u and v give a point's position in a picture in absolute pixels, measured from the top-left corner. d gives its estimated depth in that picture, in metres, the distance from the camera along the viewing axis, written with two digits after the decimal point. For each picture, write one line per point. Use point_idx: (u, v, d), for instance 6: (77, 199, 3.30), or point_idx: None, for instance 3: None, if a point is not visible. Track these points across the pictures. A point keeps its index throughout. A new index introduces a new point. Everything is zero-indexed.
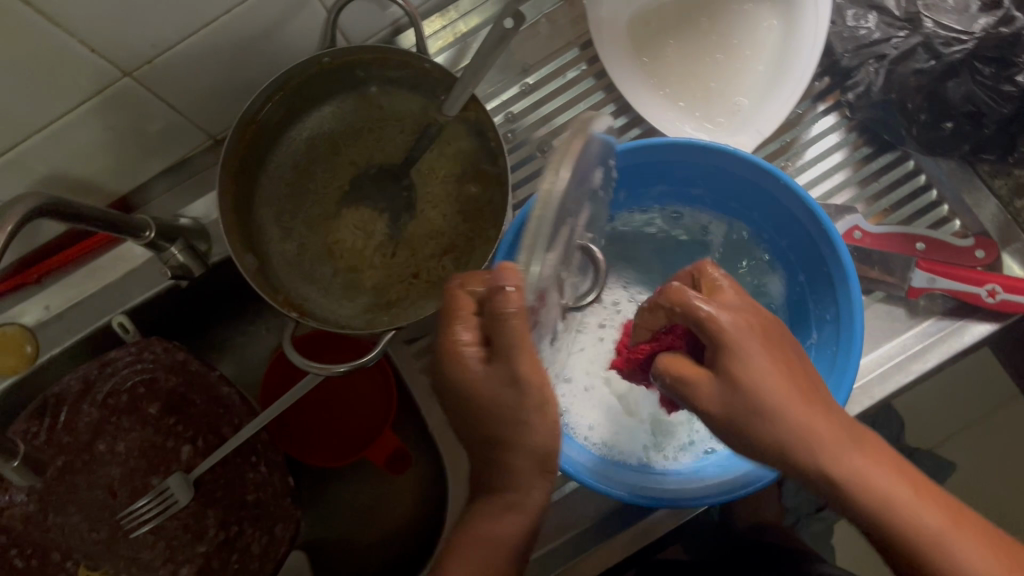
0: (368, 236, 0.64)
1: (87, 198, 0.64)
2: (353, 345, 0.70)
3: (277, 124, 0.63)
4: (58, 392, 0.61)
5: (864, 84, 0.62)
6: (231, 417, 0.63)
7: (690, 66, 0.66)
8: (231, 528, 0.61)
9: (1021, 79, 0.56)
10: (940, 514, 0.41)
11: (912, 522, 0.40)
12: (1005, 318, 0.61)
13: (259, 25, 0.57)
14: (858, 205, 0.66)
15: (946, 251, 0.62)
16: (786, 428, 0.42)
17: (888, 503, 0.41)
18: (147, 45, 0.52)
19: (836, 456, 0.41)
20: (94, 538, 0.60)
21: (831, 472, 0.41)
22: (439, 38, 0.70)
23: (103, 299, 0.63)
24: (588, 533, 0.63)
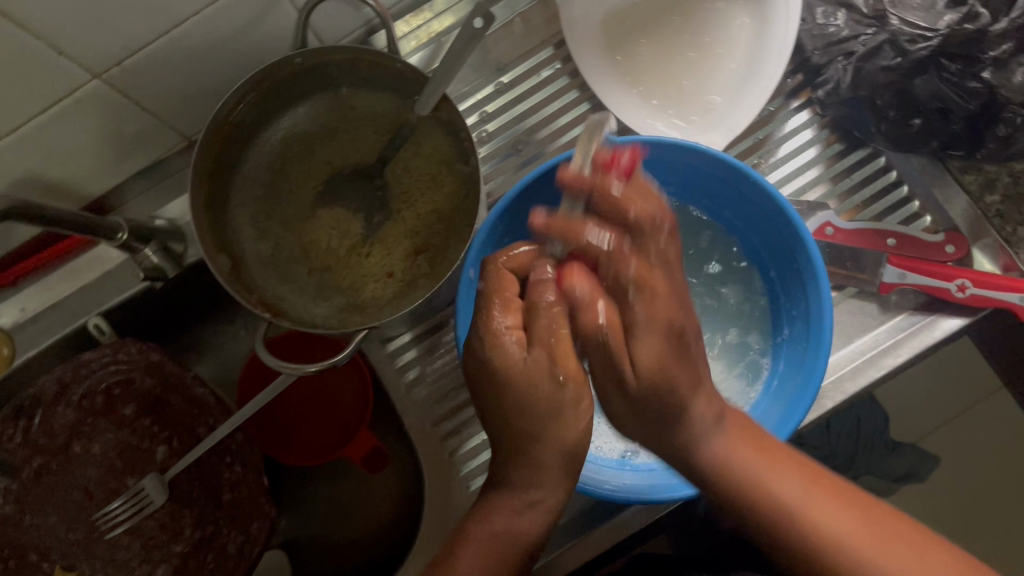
0: (343, 235, 0.64)
1: (62, 200, 0.64)
2: (329, 344, 0.70)
3: (251, 125, 0.63)
4: (35, 393, 0.61)
5: (834, 81, 0.63)
6: (207, 418, 0.63)
7: (663, 64, 0.66)
8: (207, 528, 0.62)
9: (986, 75, 0.56)
10: (827, 505, 0.46)
11: (800, 515, 0.45)
12: (975, 313, 0.61)
13: (230, 27, 0.57)
14: (831, 201, 0.67)
15: (917, 247, 0.63)
16: (707, 462, 0.48)
17: (785, 504, 0.46)
18: (117, 48, 0.52)
19: (735, 468, 0.47)
20: (70, 538, 0.60)
21: (740, 487, 0.47)
22: (414, 37, 0.71)
23: (77, 300, 0.63)
24: (564, 529, 0.63)
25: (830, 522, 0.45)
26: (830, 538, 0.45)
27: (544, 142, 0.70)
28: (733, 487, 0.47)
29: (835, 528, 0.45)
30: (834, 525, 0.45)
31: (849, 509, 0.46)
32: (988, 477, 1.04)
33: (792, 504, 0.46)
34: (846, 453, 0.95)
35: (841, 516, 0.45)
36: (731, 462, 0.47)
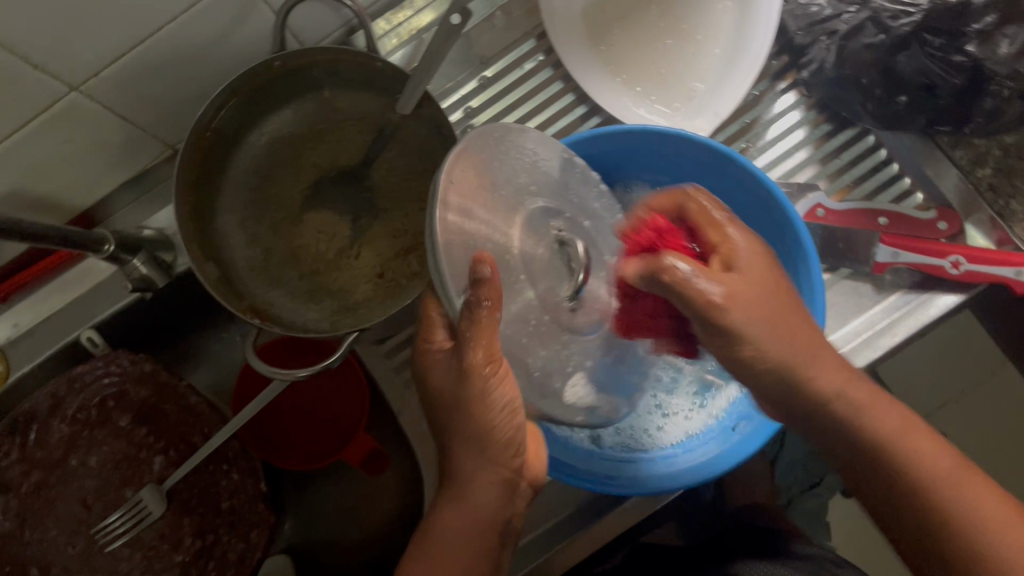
0: (331, 239, 0.64)
1: (48, 215, 0.63)
2: (318, 350, 0.70)
3: (235, 131, 0.62)
4: (29, 408, 0.61)
5: (818, 61, 0.62)
6: (202, 426, 0.64)
7: (646, 52, 0.66)
8: (208, 536, 0.62)
9: (971, 49, 0.55)
10: (978, 486, 0.43)
11: (934, 490, 0.43)
12: (970, 289, 0.60)
13: (206, 33, 0.56)
14: (821, 182, 0.66)
15: (909, 224, 0.62)
16: (826, 404, 0.46)
17: (917, 469, 0.44)
18: (93, 58, 0.52)
19: (871, 440, 0.45)
20: (71, 552, 0.60)
21: (869, 448, 0.45)
22: (395, 35, 0.70)
23: (70, 313, 0.63)
24: (566, 523, 0.63)
25: (961, 499, 0.42)
26: (948, 511, 0.42)
27: None
28: (852, 434, 0.46)
29: (963, 509, 0.42)
30: (975, 505, 0.42)
31: (976, 486, 0.43)
32: (998, 453, 1.03)
33: (909, 451, 0.44)
34: None
35: (980, 497, 0.42)
36: (872, 426, 0.45)
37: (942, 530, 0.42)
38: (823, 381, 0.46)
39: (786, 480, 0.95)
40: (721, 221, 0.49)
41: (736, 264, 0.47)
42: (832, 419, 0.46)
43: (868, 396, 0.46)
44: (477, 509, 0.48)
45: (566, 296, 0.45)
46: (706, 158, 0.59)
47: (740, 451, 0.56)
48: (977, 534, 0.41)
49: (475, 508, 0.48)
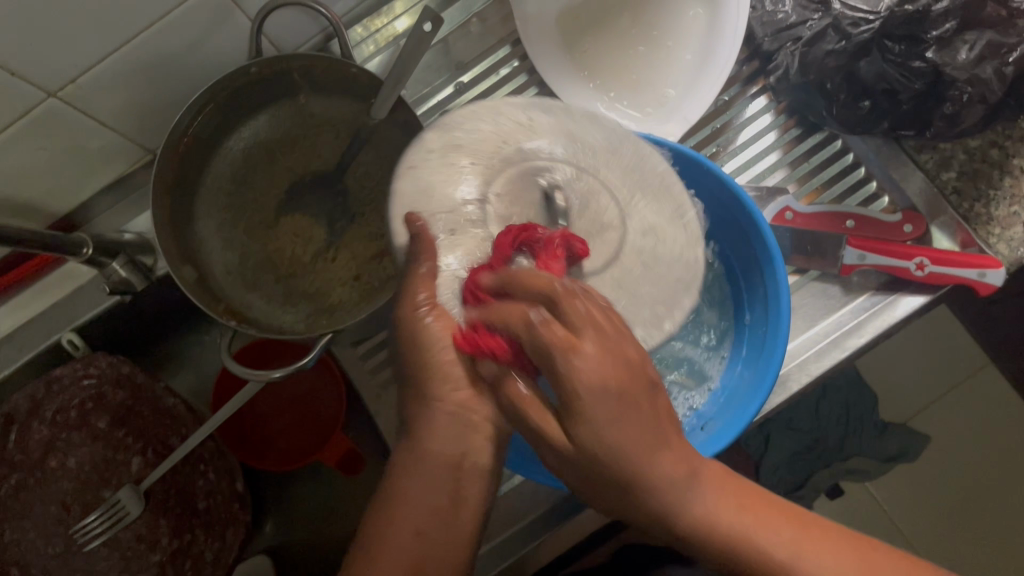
0: (307, 242, 0.66)
1: (30, 220, 0.64)
2: (298, 351, 0.72)
3: (211, 136, 0.63)
4: (8, 410, 0.61)
5: (784, 67, 0.63)
6: (179, 426, 0.66)
7: (617, 58, 0.67)
8: (184, 536, 0.63)
9: (930, 55, 0.56)
10: (822, 556, 0.41)
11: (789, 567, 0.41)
12: (935, 290, 0.61)
13: (182, 40, 0.57)
14: (790, 185, 0.67)
15: (875, 227, 0.64)
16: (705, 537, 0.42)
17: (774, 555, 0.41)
18: (70, 66, 0.53)
19: (728, 528, 0.42)
20: (50, 552, 0.60)
21: (725, 541, 0.42)
22: (372, 42, 0.71)
23: (50, 316, 0.64)
24: (539, 521, 0.64)
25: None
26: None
27: None
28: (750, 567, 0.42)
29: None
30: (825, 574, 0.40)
31: (830, 546, 0.41)
32: (980, 454, 1.04)
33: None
34: (835, 435, 0.96)
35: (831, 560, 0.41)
36: (699, 514, 0.42)
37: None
38: (661, 466, 0.41)
39: None
40: (556, 312, 0.39)
41: (569, 322, 0.39)
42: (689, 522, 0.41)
43: (702, 487, 0.43)
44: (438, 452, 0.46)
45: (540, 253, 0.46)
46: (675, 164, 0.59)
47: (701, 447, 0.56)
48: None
49: (427, 454, 0.46)
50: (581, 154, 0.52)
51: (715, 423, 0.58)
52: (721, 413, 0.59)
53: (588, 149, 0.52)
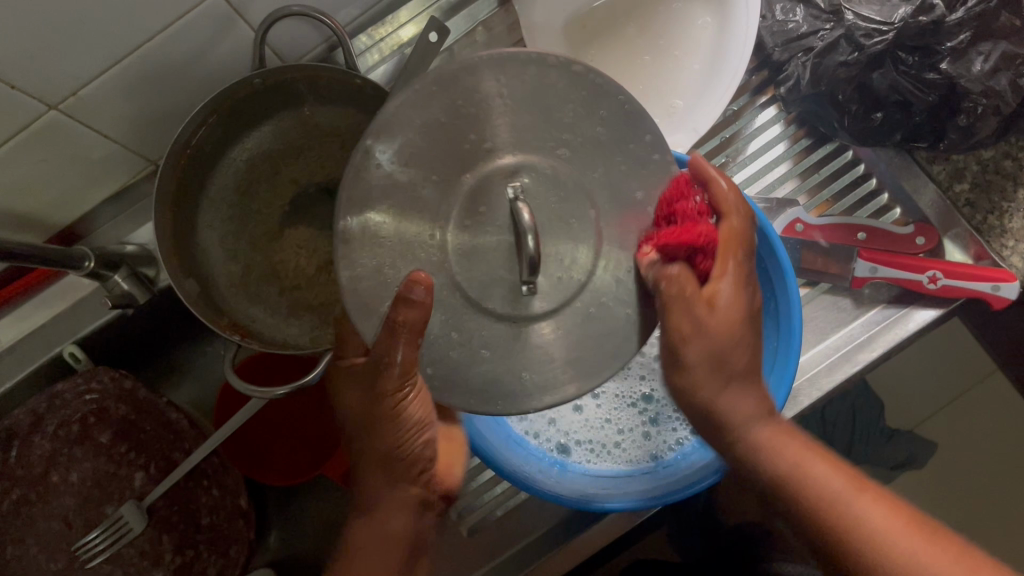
0: (311, 254, 0.65)
1: (32, 231, 0.63)
2: (301, 364, 0.71)
3: (216, 147, 0.62)
4: (9, 425, 0.60)
5: (795, 77, 0.62)
6: (181, 443, 0.64)
7: (623, 68, 0.66)
8: (187, 552, 0.62)
9: (944, 66, 0.55)
10: (872, 504, 0.44)
11: (839, 510, 0.44)
12: (948, 303, 0.61)
13: (185, 52, 0.57)
14: (801, 197, 0.66)
15: (886, 240, 0.63)
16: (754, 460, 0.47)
17: (824, 499, 0.44)
18: (70, 78, 0.52)
19: (787, 469, 0.46)
20: (52, 568, 0.60)
21: (785, 481, 0.46)
22: (377, 50, 0.70)
23: (52, 329, 0.63)
24: (547, 536, 0.63)
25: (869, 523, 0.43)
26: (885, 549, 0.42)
27: None
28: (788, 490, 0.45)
29: (871, 528, 0.43)
30: (868, 521, 0.43)
31: (880, 496, 0.44)
32: (989, 463, 1.03)
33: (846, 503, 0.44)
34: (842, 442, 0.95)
35: (882, 513, 0.43)
36: (775, 462, 0.46)
37: (851, 559, 0.43)
38: (731, 405, 0.46)
39: None
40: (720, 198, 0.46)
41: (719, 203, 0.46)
42: (755, 454, 0.47)
43: (769, 430, 0.47)
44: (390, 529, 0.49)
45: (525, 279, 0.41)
46: None
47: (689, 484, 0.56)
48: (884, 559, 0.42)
49: (381, 526, 0.49)
50: (542, 135, 0.42)
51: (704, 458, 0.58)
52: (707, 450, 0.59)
53: (547, 118, 0.42)
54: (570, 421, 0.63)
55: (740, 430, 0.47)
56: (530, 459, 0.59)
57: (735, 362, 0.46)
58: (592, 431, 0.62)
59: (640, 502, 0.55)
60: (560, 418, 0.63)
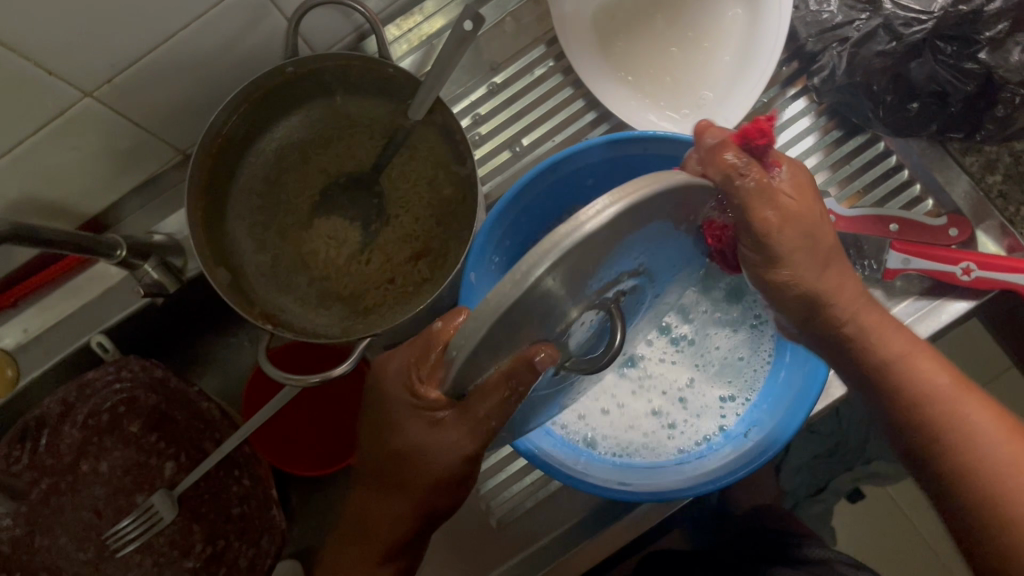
0: (341, 244, 0.64)
1: (61, 220, 0.63)
2: (330, 355, 0.71)
3: (246, 136, 0.62)
4: (39, 414, 0.60)
5: (829, 68, 0.62)
6: (212, 432, 0.63)
7: (653, 59, 0.66)
8: (218, 542, 0.62)
9: (983, 56, 0.55)
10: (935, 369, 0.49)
11: (939, 400, 0.48)
12: (981, 295, 0.61)
13: (218, 40, 0.57)
14: (831, 188, 0.66)
15: (919, 231, 0.62)
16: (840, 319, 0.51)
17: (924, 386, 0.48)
18: (107, 65, 0.52)
19: (896, 356, 0.50)
20: (81, 558, 0.60)
21: (893, 366, 0.50)
22: (405, 41, 0.70)
23: (81, 318, 0.63)
24: (578, 527, 0.63)
25: (963, 413, 0.47)
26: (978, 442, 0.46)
27: (539, 141, 0.70)
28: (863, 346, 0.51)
29: (966, 418, 0.47)
30: (934, 381, 0.48)
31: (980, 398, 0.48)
32: None
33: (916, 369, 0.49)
34: (860, 438, 0.95)
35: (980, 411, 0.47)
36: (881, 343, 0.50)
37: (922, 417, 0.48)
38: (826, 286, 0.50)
39: (792, 485, 0.96)
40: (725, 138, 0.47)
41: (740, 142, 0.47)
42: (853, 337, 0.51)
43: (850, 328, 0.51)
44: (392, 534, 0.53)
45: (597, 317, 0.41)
46: None
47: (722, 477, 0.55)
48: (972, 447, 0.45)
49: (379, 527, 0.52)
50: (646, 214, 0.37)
51: (734, 457, 0.57)
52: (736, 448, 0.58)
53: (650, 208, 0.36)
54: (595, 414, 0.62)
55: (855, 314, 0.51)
56: (558, 446, 0.58)
57: (825, 248, 0.50)
58: (615, 424, 0.62)
59: (667, 494, 0.55)
60: (588, 412, 0.62)
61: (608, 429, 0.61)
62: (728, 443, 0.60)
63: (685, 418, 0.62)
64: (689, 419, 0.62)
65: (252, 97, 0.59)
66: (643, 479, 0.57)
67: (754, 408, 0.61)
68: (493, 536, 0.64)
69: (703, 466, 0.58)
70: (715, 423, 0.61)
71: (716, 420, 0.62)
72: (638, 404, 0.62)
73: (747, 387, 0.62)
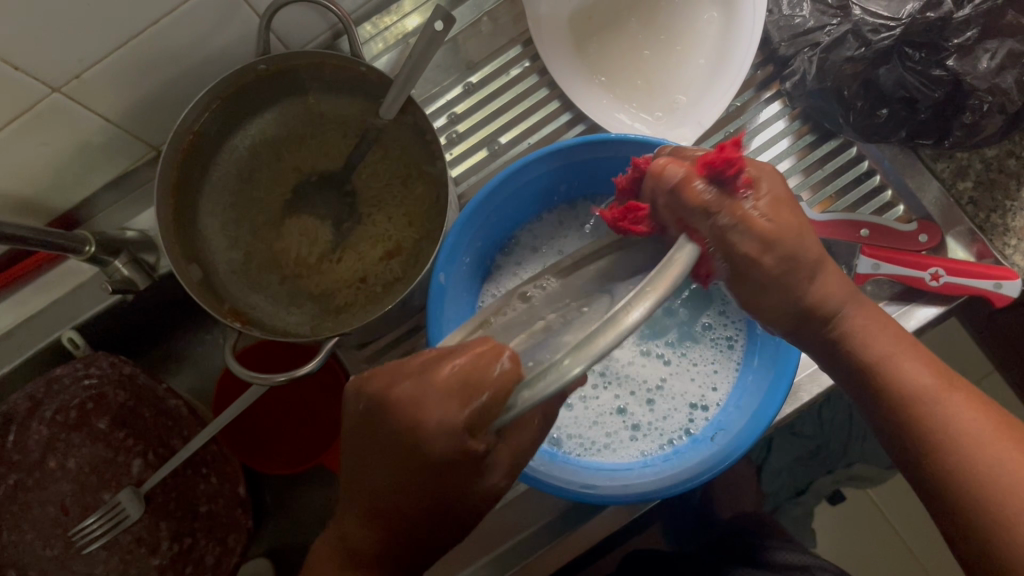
0: (313, 243, 0.64)
1: (31, 216, 0.63)
2: (302, 352, 0.71)
3: (218, 133, 0.62)
4: (6, 410, 0.60)
5: (800, 73, 0.62)
6: (181, 429, 0.64)
7: (627, 62, 0.66)
8: (184, 540, 0.63)
9: (951, 63, 0.55)
10: (920, 369, 0.46)
11: (923, 407, 0.45)
12: (949, 301, 0.61)
13: (189, 36, 0.56)
14: (804, 193, 0.67)
15: (890, 236, 0.63)
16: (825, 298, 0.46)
17: (925, 404, 0.44)
18: (74, 61, 0.52)
19: (879, 358, 0.46)
20: (47, 554, 0.60)
21: (876, 366, 0.46)
22: (381, 39, 0.70)
23: (51, 313, 0.62)
24: (546, 528, 0.63)
25: (956, 426, 0.44)
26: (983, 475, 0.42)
27: (515, 141, 0.69)
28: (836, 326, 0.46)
29: (965, 440, 0.43)
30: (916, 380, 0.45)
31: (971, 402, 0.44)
32: None
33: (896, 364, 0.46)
34: (839, 441, 0.95)
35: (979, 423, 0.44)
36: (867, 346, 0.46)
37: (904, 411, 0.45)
38: (815, 294, 0.45)
39: (772, 488, 0.96)
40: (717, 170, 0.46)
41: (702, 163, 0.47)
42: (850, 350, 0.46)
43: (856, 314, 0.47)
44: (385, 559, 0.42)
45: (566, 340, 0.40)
46: None
47: (688, 478, 0.56)
48: (969, 468, 0.42)
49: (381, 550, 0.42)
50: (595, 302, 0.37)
51: (698, 459, 0.57)
52: (701, 450, 0.59)
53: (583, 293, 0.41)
54: (562, 416, 0.63)
55: (830, 305, 0.46)
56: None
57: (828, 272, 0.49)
58: (583, 425, 0.62)
59: (630, 496, 0.55)
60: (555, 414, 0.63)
61: (576, 431, 0.62)
62: (692, 445, 0.60)
63: (652, 421, 0.62)
64: (657, 420, 0.62)
65: (221, 94, 0.59)
66: (606, 480, 0.58)
67: (724, 411, 0.61)
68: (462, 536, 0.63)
69: (670, 467, 0.58)
70: (682, 426, 0.62)
71: (683, 425, 0.62)
72: (605, 404, 0.63)
73: (712, 398, 0.63)
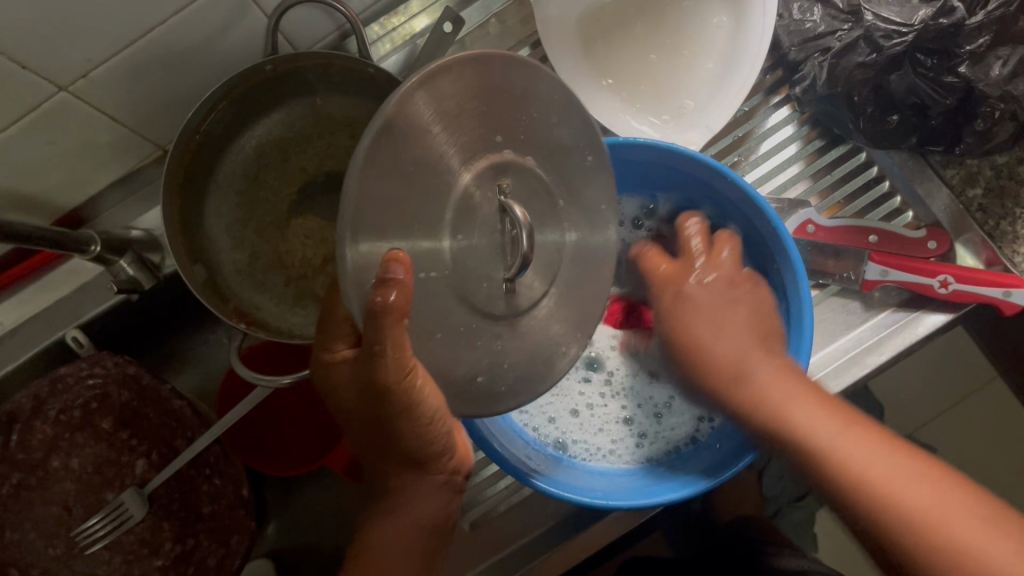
0: (319, 244, 0.65)
1: (35, 214, 0.63)
2: (309, 353, 0.71)
3: (224, 134, 0.62)
4: (10, 409, 0.60)
5: (811, 77, 0.62)
6: (185, 430, 0.64)
7: (637, 65, 0.66)
8: (188, 540, 0.62)
9: (963, 69, 0.55)
10: (810, 409, 0.50)
11: (823, 447, 0.49)
12: (959, 309, 0.60)
13: (199, 35, 0.56)
14: (812, 198, 0.66)
15: (899, 243, 0.62)
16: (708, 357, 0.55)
17: (837, 453, 0.48)
18: (81, 59, 0.51)
19: (759, 398, 0.52)
20: (50, 554, 0.60)
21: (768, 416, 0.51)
22: (388, 40, 0.69)
23: (55, 313, 0.62)
24: (551, 531, 0.63)
25: (869, 470, 0.47)
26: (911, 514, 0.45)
27: None
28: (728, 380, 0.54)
29: (872, 471, 0.47)
30: (808, 426, 0.50)
31: (874, 444, 0.48)
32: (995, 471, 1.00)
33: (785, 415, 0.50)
34: None
35: (878, 460, 0.48)
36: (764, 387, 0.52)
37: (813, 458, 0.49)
38: (707, 337, 0.55)
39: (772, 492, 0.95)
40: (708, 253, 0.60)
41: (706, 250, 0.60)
42: (733, 387, 0.53)
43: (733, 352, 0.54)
44: (414, 519, 0.47)
45: (502, 279, 0.40)
46: (700, 172, 0.58)
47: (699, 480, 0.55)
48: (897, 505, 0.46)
49: (404, 515, 0.47)
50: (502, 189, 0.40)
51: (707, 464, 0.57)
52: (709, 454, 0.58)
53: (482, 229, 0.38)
54: (566, 422, 0.63)
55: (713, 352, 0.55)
56: (531, 450, 0.59)
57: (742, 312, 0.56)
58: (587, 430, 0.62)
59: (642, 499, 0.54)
60: (559, 419, 0.63)
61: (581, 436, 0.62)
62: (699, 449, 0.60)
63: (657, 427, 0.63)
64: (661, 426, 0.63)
65: (223, 92, 0.59)
66: (614, 485, 0.57)
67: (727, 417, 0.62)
68: (467, 540, 0.63)
69: (678, 473, 0.58)
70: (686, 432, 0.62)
71: (687, 432, 0.62)
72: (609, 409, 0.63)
73: None
